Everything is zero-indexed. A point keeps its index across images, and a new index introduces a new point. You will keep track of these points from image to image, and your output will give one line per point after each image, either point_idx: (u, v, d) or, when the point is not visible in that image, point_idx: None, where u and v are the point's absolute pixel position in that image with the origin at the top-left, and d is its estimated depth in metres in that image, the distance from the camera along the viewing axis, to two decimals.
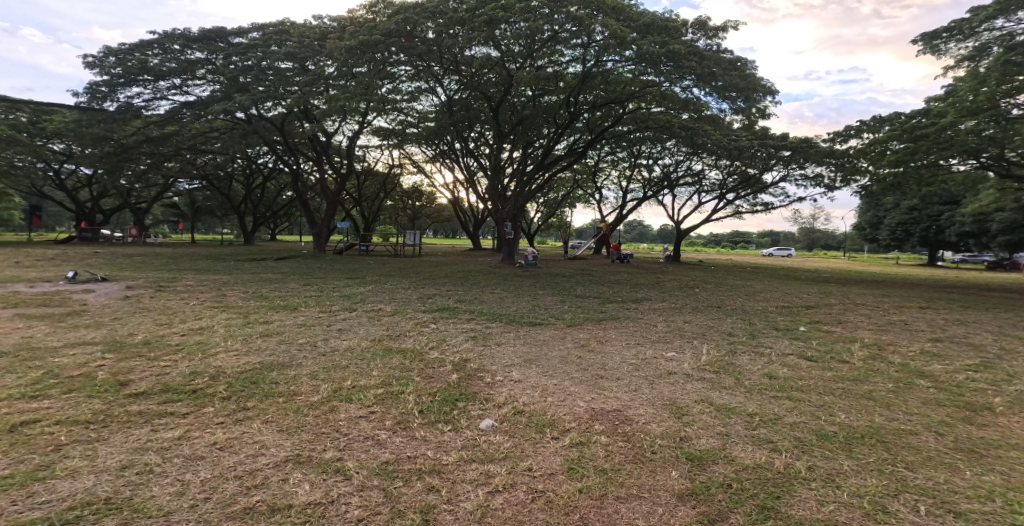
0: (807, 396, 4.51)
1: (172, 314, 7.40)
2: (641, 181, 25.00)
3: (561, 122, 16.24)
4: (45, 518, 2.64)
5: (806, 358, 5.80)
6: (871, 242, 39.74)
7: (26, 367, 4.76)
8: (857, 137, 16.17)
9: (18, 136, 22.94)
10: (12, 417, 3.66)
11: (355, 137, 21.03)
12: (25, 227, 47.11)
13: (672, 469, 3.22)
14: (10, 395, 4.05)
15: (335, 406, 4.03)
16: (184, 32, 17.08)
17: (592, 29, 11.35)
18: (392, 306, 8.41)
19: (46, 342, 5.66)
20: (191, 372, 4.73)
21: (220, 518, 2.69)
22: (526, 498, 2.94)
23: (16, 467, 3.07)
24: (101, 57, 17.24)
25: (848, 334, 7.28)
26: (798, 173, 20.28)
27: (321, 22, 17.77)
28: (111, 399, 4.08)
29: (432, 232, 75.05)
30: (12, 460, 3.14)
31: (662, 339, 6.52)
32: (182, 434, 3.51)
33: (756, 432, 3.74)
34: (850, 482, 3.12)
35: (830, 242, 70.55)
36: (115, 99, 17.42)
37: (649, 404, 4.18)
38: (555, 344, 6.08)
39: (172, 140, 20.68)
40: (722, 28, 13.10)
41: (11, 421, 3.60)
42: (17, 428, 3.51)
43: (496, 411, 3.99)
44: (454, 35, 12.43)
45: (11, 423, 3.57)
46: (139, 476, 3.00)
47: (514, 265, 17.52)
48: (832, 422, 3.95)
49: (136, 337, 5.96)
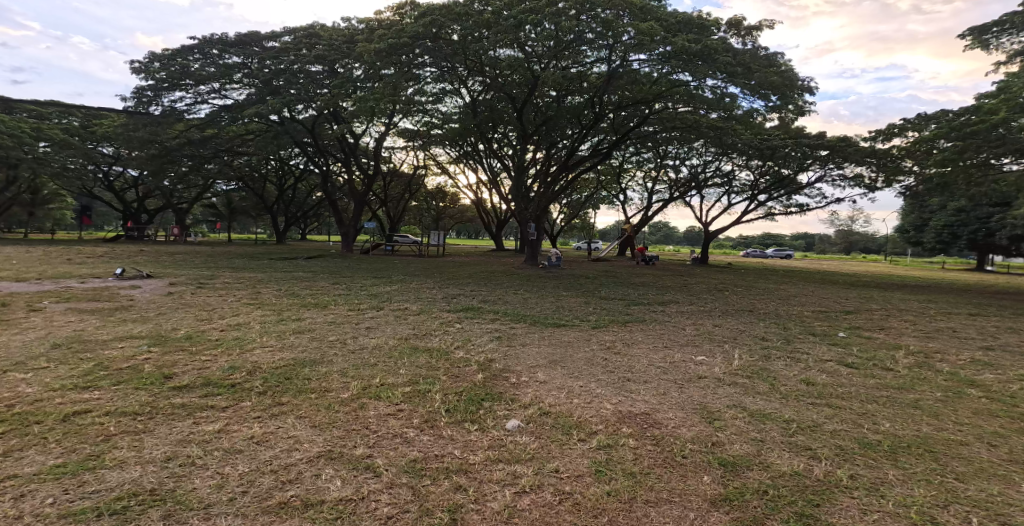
0: (850, 403, 4.35)
1: (211, 310, 7.61)
2: (667, 182, 24.56)
3: (585, 122, 16.06)
4: (95, 508, 2.73)
5: (846, 364, 5.60)
6: (916, 246, 38.12)
7: (78, 358, 4.99)
8: (902, 135, 15.55)
9: (70, 140, 24.40)
10: (65, 407, 3.83)
11: (383, 139, 21.29)
12: (78, 227, 49.43)
13: (703, 474, 3.14)
14: (64, 386, 4.24)
15: (364, 403, 4.08)
16: (222, 37, 17.61)
17: (621, 31, 11.15)
18: (418, 306, 8.46)
19: (96, 335, 5.90)
20: (229, 366, 4.86)
21: (256, 513, 2.74)
22: (554, 500, 2.91)
23: (69, 456, 3.19)
24: (146, 62, 17.87)
25: (891, 341, 6.99)
26: (836, 173, 19.51)
27: (349, 24, 18.08)
28: (156, 391, 4.23)
29: (453, 233, 75.24)
30: (64, 449, 3.27)
31: (691, 343, 6.36)
32: (222, 427, 3.61)
33: (794, 438, 3.62)
34: (894, 492, 2.99)
35: (869, 243, 68.16)
36: (159, 103, 18.17)
37: (679, 407, 4.11)
38: (581, 345, 6.05)
39: (213, 144, 21.40)
40: (758, 27, 12.80)
41: (63, 411, 3.76)
42: (70, 418, 3.67)
43: (523, 412, 3.98)
44: (481, 37, 12.42)
45: (64, 413, 3.73)
46: (182, 468, 3.10)
47: (536, 266, 17.43)
48: (876, 431, 3.79)
49: (179, 332, 6.15)
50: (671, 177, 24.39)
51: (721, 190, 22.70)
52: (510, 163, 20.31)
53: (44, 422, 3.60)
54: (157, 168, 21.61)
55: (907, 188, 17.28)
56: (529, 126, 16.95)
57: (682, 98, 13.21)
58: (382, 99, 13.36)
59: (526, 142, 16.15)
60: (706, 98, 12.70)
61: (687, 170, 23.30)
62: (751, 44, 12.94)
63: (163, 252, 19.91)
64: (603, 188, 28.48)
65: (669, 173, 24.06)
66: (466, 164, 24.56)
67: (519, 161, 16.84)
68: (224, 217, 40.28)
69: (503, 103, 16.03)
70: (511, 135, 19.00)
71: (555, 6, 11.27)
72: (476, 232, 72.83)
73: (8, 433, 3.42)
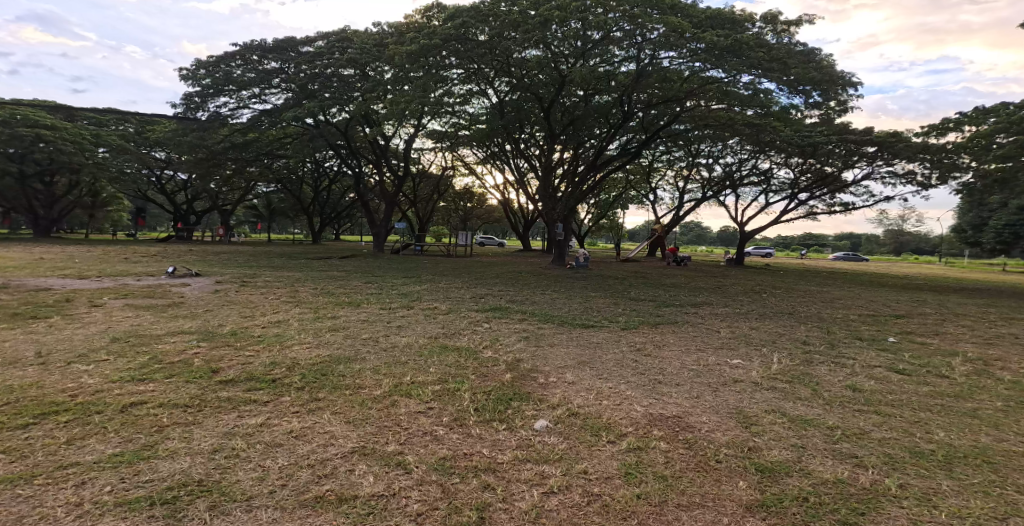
0: (900, 411, 4.13)
1: (254, 307, 7.87)
2: (700, 181, 24.03)
3: (614, 121, 15.86)
4: (148, 497, 2.83)
5: (897, 371, 5.33)
6: (974, 246, 36.04)
7: (135, 352, 5.25)
8: (957, 129, 14.76)
9: (127, 145, 25.72)
10: (123, 398, 4.01)
11: (412, 141, 21.56)
12: (132, 228, 52.10)
13: (739, 479, 3.04)
14: (122, 378, 4.45)
15: (395, 401, 4.12)
16: (261, 43, 18.21)
17: (650, 28, 10.95)
18: (447, 305, 8.51)
19: (151, 330, 6.20)
20: (271, 362, 5.00)
21: (294, 506, 2.80)
22: (582, 500, 2.86)
23: (125, 446, 3.33)
24: (193, 70, 18.63)
25: (946, 347, 6.61)
26: (885, 170, 18.65)
27: (380, 28, 18.41)
28: (204, 384, 4.39)
29: (481, 233, 74.29)
30: (121, 438, 3.42)
31: (726, 346, 6.17)
32: (263, 421, 3.71)
33: (839, 446, 3.46)
34: (948, 502, 2.82)
35: (921, 244, 64.78)
36: (206, 109, 18.92)
37: (713, 411, 3.98)
38: (610, 347, 5.93)
39: (256, 147, 22.13)
40: (796, 21, 12.40)
41: (122, 402, 3.94)
42: (128, 408, 3.85)
43: (551, 412, 3.94)
44: (509, 38, 12.40)
45: (122, 404, 3.91)
46: (227, 460, 3.20)
47: (564, 266, 17.29)
48: (929, 440, 3.58)
49: (225, 328, 6.36)
50: (704, 176, 23.83)
51: (759, 189, 22.02)
52: (537, 164, 20.26)
53: (104, 412, 3.78)
54: (205, 171, 22.52)
55: (963, 186, 16.35)
56: (557, 125, 16.86)
57: (715, 95, 12.90)
58: (411, 101, 13.54)
59: (554, 142, 16.08)
60: (741, 95, 12.35)
61: (721, 169, 22.73)
62: (789, 39, 12.55)
63: (211, 251, 20.72)
64: (632, 188, 28.10)
65: (701, 172, 23.52)
66: (493, 164, 24.67)
67: (546, 161, 16.78)
68: (267, 218, 41.67)
69: (530, 103, 16.02)
70: (538, 134, 18.96)
71: (582, 3, 11.18)
72: (504, 232, 72.88)
73: (72, 421, 3.61)
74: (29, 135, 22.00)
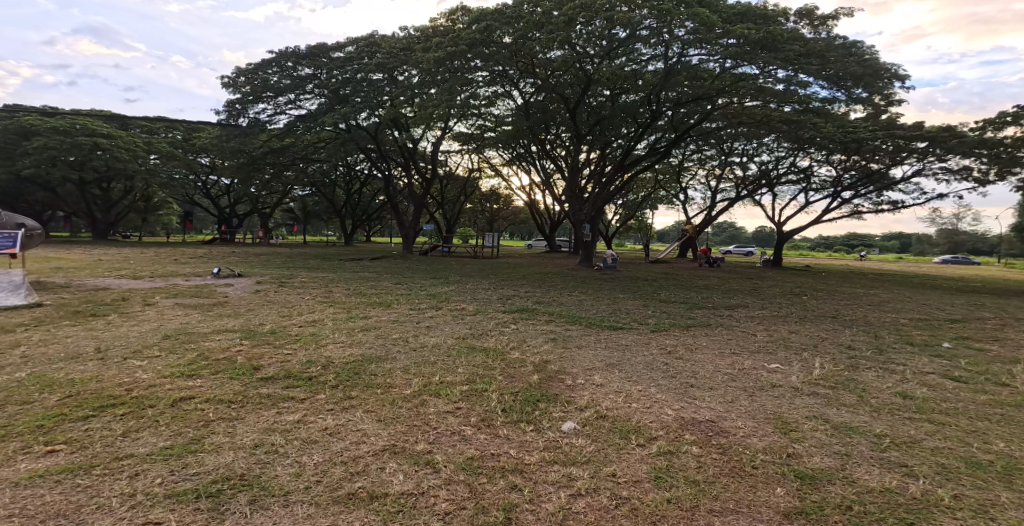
0: (955, 420, 3.89)
1: (292, 307, 8.07)
2: (734, 180, 23.40)
3: (642, 121, 15.60)
4: (193, 490, 2.91)
5: (951, 378, 5.04)
6: None
7: (183, 348, 5.45)
8: (1016, 123, 13.92)
9: (176, 152, 26.85)
10: (173, 393, 4.15)
11: (440, 143, 21.74)
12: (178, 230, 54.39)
13: (777, 486, 2.91)
14: (172, 374, 4.61)
15: (424, 400, 4.14)
16: (296, 50, 18.71)
17: (677, 23, 10.72)
18: (475, 306, 8.54)
19: (197, 328, 6.43)
20: (308, 360, 5.11)
21: (328, 502, 2.83)
22: (610, 503, 2.80)
23: (175, 439, 3.44)
24: (234, 78, 19.30)
25: (1007, 354, 6.19)
26: (938, 166, 17.71)
27: (406, 32, 18.63)
28: (246, 380, 4.51)
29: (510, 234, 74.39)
30: (171, 433, 3.53)
31: (763, 350, 5.94)
32: (300, 418, 3.78)
33: (886, 454, 3.28)
34: (1008, 516, 2.64)
35: (978, 244, 61.32)
36: (246, 116, 19.57)
37: (750, 416, 3.84)
38: (640, 349, 5.81)
39: (294, 151, 22.77)
40: (833, 15, 11.92)
41: (172, 397, 4.08)
42: (178, 403, 3.98)
43: (579, 414, 3.87)
44: (534, 39, 12.35)
45: (172, 399, 4.04)
46: (267, 456, 3.26)
47: (593, 267, 17.07)
48: (987, 451, 3.35)
49: (265, 327, 6.55)
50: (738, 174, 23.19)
51: (797, 187, 21.26)
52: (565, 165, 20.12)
53: (155, 407, 3.91)
54: (246, 175, 23.29)
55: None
56: (584, 126, 16.71)
57: (749, 91, 12.52)
58: (439, 104, 13.64)
59: (581, 142, 15.94)
60: (777, 91, 11.98)
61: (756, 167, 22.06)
62: (827, 32, 12.09)
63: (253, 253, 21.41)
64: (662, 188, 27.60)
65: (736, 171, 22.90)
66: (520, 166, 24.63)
67: (573, 162, 16.63)
68: (305, 221, 42.81)
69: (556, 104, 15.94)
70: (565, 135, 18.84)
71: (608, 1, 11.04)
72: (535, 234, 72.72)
73: (127, 415, 3.75)
74: (87, 144, 23.24)
